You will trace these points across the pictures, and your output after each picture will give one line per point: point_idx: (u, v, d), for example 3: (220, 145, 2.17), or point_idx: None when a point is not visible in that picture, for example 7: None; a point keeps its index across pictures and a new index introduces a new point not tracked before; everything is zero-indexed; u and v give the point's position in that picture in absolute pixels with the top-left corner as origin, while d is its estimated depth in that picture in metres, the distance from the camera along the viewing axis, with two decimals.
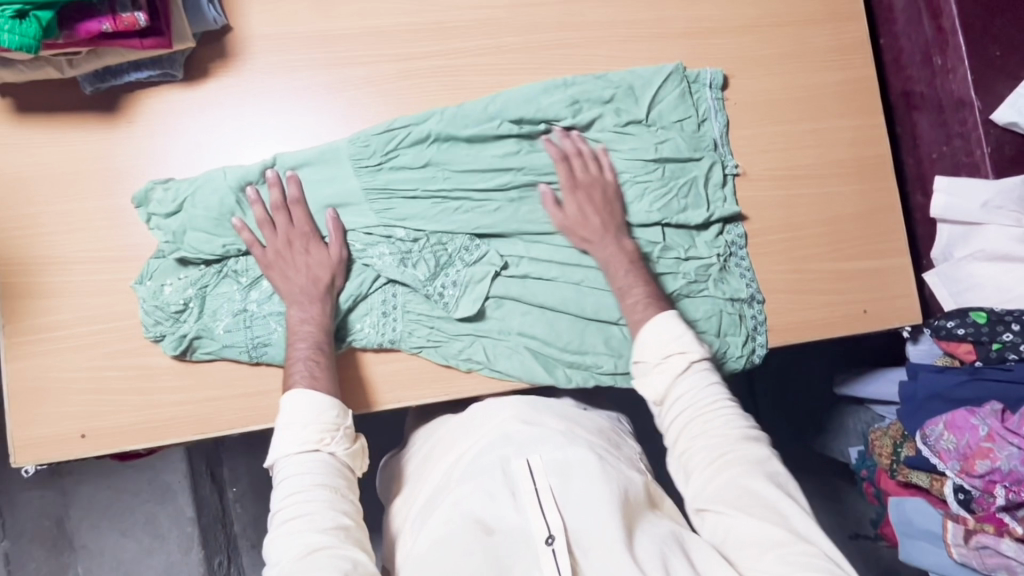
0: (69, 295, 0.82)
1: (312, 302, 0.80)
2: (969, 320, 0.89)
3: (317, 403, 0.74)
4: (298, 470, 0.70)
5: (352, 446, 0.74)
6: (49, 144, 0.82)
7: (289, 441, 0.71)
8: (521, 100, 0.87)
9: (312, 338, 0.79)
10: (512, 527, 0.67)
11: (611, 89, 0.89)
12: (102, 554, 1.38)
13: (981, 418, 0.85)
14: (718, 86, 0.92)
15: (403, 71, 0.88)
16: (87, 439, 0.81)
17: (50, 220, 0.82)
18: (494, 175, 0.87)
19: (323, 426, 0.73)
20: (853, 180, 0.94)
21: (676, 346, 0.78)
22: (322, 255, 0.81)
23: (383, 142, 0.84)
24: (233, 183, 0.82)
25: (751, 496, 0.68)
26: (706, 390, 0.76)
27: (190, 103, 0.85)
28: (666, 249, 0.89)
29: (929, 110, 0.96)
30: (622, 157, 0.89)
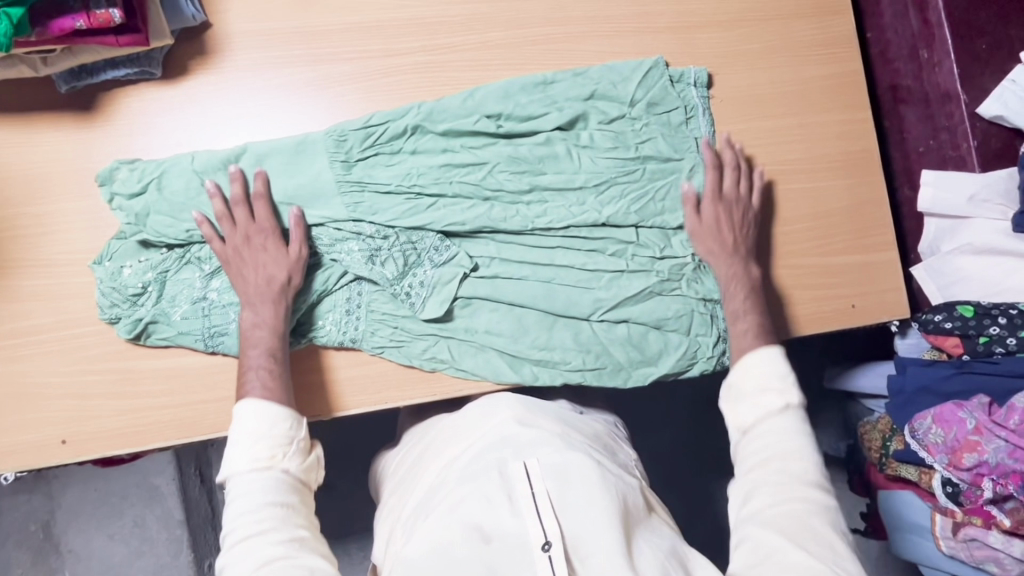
0: (47, 299, 0.80)
1: (268, 302, 0.78)
2: (956, 314, 0.89)
3: (268, 416, 0.72)
4: (253, 488, 0.68)
5: (307, 459, 0.73)
6: (24, 144, 0.81)
7: (240, 457, 0.70)
8: (500, 95, 0.86)
9: (266, 344, 0.77)
10: (506, 531, 0.67)
11: (591, 84, 0.88)
12: (90, 558, 1.36)
13: (968, 411, 0.86)
14: (704, 84, 0.91)
15: (387, 67, 0.87)
16: (68, 445, 0.79)
17: (26, 222, 0.80)
18: (468, 170, 0.86)
19: (276, 441, 0.72)
20: (840, 175, 0.94)
21: (775, 388, 0.76)
22: (281, 255, 0.79)
23: (359, 138, 0.83)
24: (200, 168, 0.81)
25: (816, 541, 0.65)
26: (794, 431, 0.74)
27: (168, 100, 0.83)
28: (641, 247, 0.88)
29: (915, 103, 0.96)
30: (600, 154, 0.88)
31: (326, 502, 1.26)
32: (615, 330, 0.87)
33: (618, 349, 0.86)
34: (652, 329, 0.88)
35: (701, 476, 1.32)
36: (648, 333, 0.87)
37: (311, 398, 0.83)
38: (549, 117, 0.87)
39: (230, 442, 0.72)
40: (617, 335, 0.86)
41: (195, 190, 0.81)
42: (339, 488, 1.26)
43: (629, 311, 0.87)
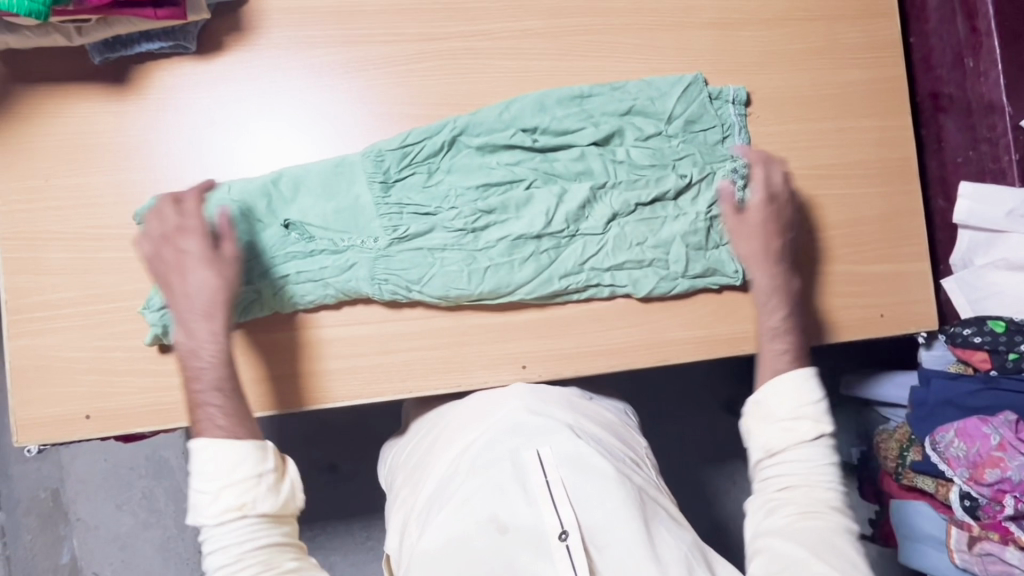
0: (73, 272, 0.79)
1: (204, 322, 0.72)
2: (987, 329, 0.89)
3: (228, 460, 0.67)
4: (229, 539, 0.65)
5: (279, 494, 0.68)
6: (54, 114, 0.79)
7: (208, 505, 0.66)
8: (536, 108, 0.85)
9: (212, 370, 0.71)
10: (523, 521, 0.67)
11: (628, 100, 0.87)
12: (98, 527, 1.37)
13: (993, 427, 0.86)
14: (741, 102, 0.89)
15: (423, 52, 0.85)
16: (92, 420, 0.79)
17: (54, 193, 0.79)
18: (506, 188, 0.85)
19: (243, 485, 0.67)
20: (876, 182, 0.93)
21: (810, 414, 0.74)
22: (213, 263, 0.73)
23: (396, 156, 0.83)
24: (239, 198, 0.80)
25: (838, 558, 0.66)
26: (820, 460, 0.73)
27: (203, 110, 0.82)
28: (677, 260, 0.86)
29: (955, 112, 0.95)
30: (638, 168, 0.87)
31: (331, 480, 1.34)
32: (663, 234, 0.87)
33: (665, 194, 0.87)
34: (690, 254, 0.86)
35: (705, 474, 1.37)
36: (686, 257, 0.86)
37: (335, 384, 0.82)
38: (584, 132, 0.86)
39: (194, 488, 0.67)
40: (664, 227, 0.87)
41: (237, 222, 0.80)
42: (343, 469, 1.34)
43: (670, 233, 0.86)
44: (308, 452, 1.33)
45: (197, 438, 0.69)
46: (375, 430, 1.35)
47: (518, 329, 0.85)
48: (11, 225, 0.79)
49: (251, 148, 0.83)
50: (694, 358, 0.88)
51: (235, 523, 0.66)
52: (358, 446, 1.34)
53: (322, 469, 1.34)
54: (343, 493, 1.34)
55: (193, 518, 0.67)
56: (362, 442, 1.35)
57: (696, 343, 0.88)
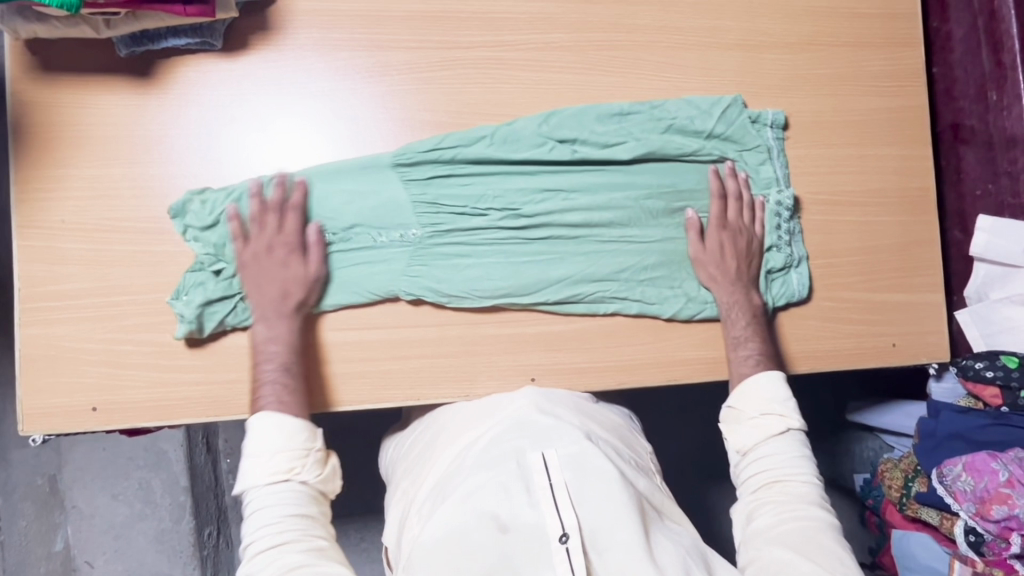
0: (87, 263, 0.79)
1: (285, 322, 0.78)
2: (999, 364, 0.88)
3: (284, 431, 0.73)
4: (273, 502, 0.70)
5: (324, 471, 0.74)
6: (77, 105, 0.79)
7: (258, 468, 0.71)
8: (576, 120, 0.86)
9: (278, 358, 0.77)
10: (525, 522, 0.66)
11: (668, 118, 0.87)
12: (93, 516, 1.37)
13: (1002, 463, 0.85)
14: (779, 126, 0.89)
15: (448, 60, 0.85)
16: (98, 412, 0.79)
17: (73, 183, 0.79)
18: (543, 196, 0.85)
19: (293, 454, 0.72)
20: (894, 211, 0.93)
21: (777, 408, 0.79)
22: (305, 268, 0.79)
23: (436, 159, 0.83)
24: (275, 194, 0.81)
25: (819, 550, 0.68)
26: (792, 454, 0.77)
27: (244, 107, 0.82)
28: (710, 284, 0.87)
29: (976, 145, 0.94)
30: (677, 187, 0.88)
31: None
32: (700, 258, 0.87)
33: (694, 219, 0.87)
34: None
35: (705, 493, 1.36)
36: None
37: (345, 388, 0.82)
38: (625, 147, 0.86)
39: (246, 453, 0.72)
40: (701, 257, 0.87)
41: (272, 218, 0.81)
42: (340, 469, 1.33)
43: None
44: None
45: (256, 412, 0.74)
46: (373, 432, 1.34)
47: (530, 342, 0.85)
48: (27, 213, 0.78)
49: (287, 146, 0.83)
50: (704, 379, 0.88)
51: (282, 488, 0.71)
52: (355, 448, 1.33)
53: None
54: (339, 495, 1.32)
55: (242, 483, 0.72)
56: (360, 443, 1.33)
57: (706, 364, 0.88)
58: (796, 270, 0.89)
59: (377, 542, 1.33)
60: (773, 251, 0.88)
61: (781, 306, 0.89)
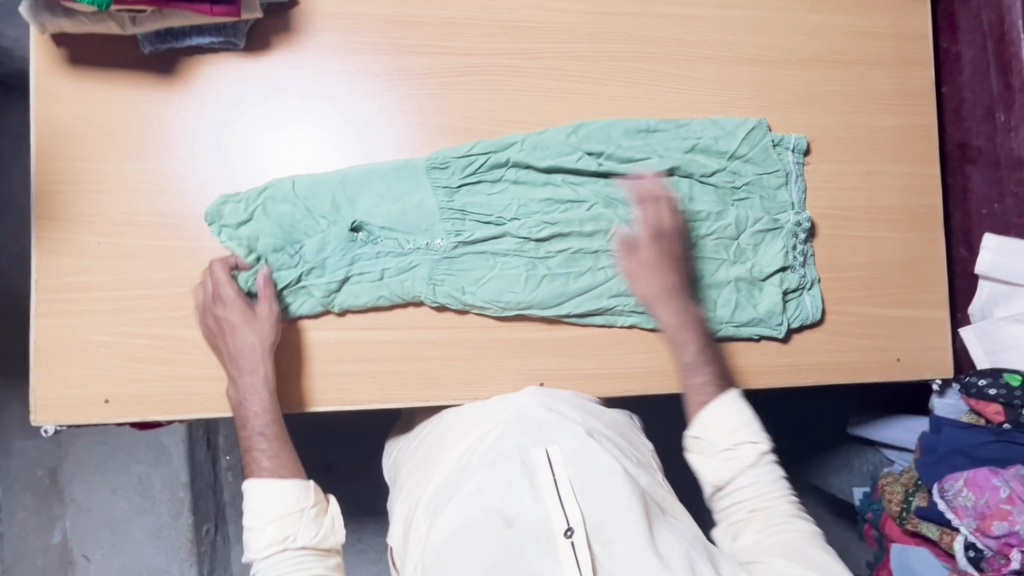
0: (105, 256, 0.80)
1: (251, 376, 0.77)
2: (1002, 381, 0.89)
3: (274, 495, 0.74)
4: (276, 569, 0.72)
5: (320, 526, 0.75)
6: (100, 100, 0.80)
7: (255, 541, 0.73)
8: (604, 135, 0.87)
9: (264, 413, 0.77)
10: (530, 516, 0.69)
11: (693, 137, 0.88)
12: (91, 510, 1.36)
13: (1004, 479, 0.86)
14: (801, 151, 0.91)
15: (467, 66, 0.86)
16: (110, 404, 0.79)
17: (92, 176, 0.80)
18: (568, 207, 0.87)
19: (286, 518, 0.74)
20: (901, 227, 0.94)
21: (746, 434, 0.77)
22: (255, 315, 0.77)
23: (465, 167, 0.85)
24: (304, 195, 0.82)
25: (809, 560, 0.69)
26: (769, 478, 0.76)
27: (274, 110, 0.83)
28: (727, 303, 0.87)
29: (983, 165, 0.96)
30: (697, 204, 0.88)
31: (327, 482, 1.33)
32: (718, 277, 0.88)
33: (714, 238, 0.88)
34: (741, 299, 0.88)
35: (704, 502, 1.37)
36: (738, 302, 0.87)
37: (355, 387, 0.83)
38: (650, 162, 0.87)
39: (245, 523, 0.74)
40: (719, 277, 0.88)
41: (302, 217, 0.82)
42: (339, 471, 1.33)
43: (725, 274, 0.88)
44: (305, 452, 1.32)
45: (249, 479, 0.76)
46: (373, 433, 1.34)
47: (540, 347, 0.86)
48: (46, 205, 0.79)
49: (314, 149, 0.84)
50: None
51: (280, 554, 0.73)
52: (355, 449, 1.33)
53: (317, 469, 1.32)
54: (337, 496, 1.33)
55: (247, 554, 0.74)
56: (360, 444, 1.34)
57: None
58: (809, 292, 0.90)
59: (373, 544, 1.33)
60: (789, 272, 0.89)
61: (796, 328, 0.90)
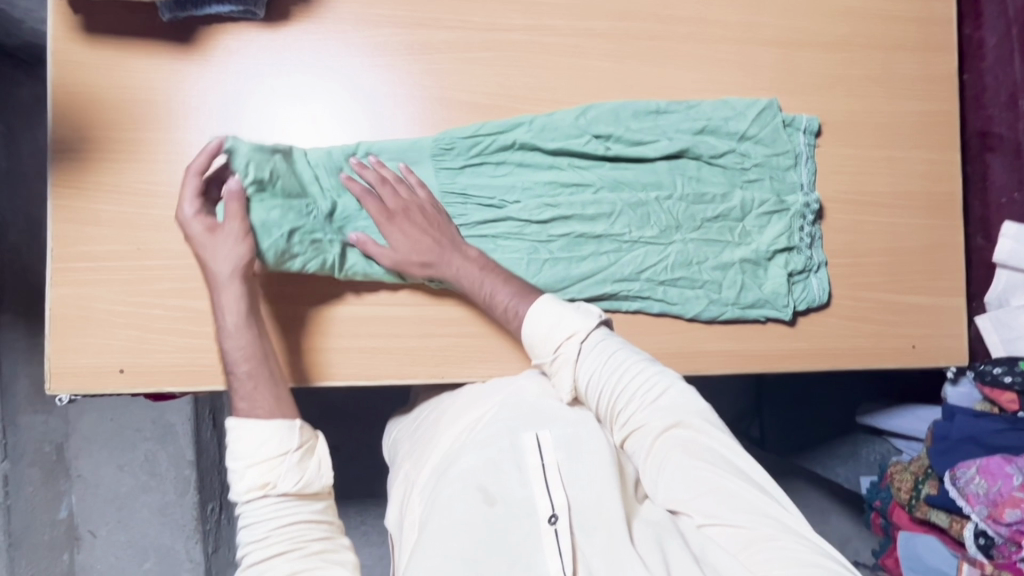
0: (121, 226, 0.79)
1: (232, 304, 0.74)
2: (1018, 370, 0.90)
3: (256, 437, 0.69)
4: (257, 515, 0.68)
5: (305, 471, 0.70)
6: (118, 67, 0.80)
7: (238, 482, 0.68)
8: (611, 116, 0.86)
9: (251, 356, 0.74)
10: (515, 499, 0.70)
11: (703, 119, 0.87)
12: (97, 485, 1.37)
13: (1016, 467, 0.86)
14: (812, 132, 0.90)
15: (488, 42, 0.86)
16: (125, 374, 0.79)
17: (109, 145, 0.79)
18: (572, 190, 0.86)
19: (267, 463, 0.69)
20: (920, 214, 0.93)
21: (563, 330, 0.76)
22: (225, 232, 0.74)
23: (471, 147, 0.84)
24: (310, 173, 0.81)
25: (704, 482, 0.67)
26: (632, 380, 0.72)
27: (287, 82, 0.83)
28: (734, 287, 0.87)
29: (1003, 153, 0.95)
30: (704, 187, 0.88)
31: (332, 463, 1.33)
32: (725, 260, 0.87)
33: (721, 221, 0.88)
34: (748, 283, 0.87)
35: None
36: (745, 286, 0.87)
37: (369, 362, 0.83)
38: (658, 145, 0.86)
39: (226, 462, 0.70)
40: (726, 260, 0.87)
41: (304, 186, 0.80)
42: (344, 452, 1.33)
43: (731, 257, 0.87)
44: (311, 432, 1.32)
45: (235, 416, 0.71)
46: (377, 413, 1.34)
47: None
48: (61, 172, 0.78)
49: (318, 125, 0.83)
50: (724, 372, 0.88)
51: (264, 500, 0.69)
52: (360, 431, 1.33)
53: None
54: (340, 476, 1.33)
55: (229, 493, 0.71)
56: (366, 426, 1.34)
57: (728, 356, 0.88)
58: (815, 274, 0.89)
59: (376, 526, 1.33)
60: (794, 253, 0.88)
61: (802, 310, 0.89)
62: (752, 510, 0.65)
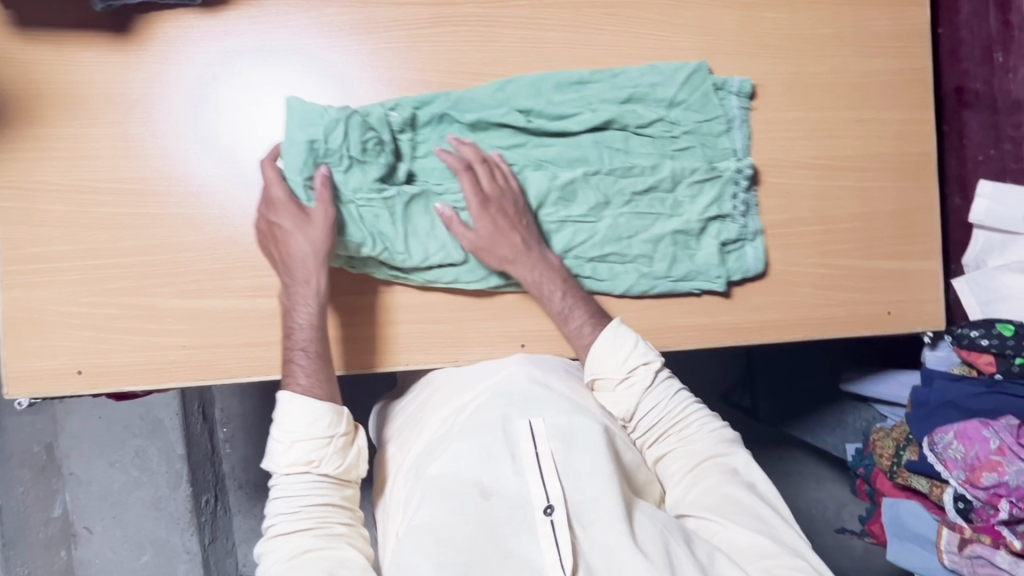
0: (69, 225, 0.78)
1: (304, 295, 0.76)
2: (995, 332, 0.87)
3: (309, 415, 0.73)
4: (295, 489, 0.73)
5: (346, 458, 0.75)
6: (54, 62, 0.77)
7: (281, 455, 0.73)
8: (531, 90, 0.83)
9: (308, 337, 0.76)
10: (510, 489, 0.70)
11: (629, 87, 0.84)
12: (91, 483, 1.37)
13: (994, 431, 0.85)
14: (745, 95, 0.86)
15: (438, 16, 0.83)
16: (84, 375, 0.78)
17: (52, 142, 0.77)
18: (496, 169, 0.84)
19: (315, 443, 0.73)
20: (893, 176, 0.91)
21: (638, 357, 0.79)
22: (308, 227, 0.75)
23: (398, 120, 0.81)
24: (241, 171, 0.80)
25: (738, 507, 0.72)
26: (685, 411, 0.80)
27: (234, 68, 0.80)
28: (667, 261, 0.85)
29: (979, 109, 0.92)
30: (634, 159, 0.85)
31: None
32: (655, 233, 0.85)
33: (652, 193, 0.85)
34: (682, 256, 0.85)
35: None
36: (678, 258, 0.85)
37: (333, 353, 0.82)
38: (581, 117, 0.84)
39: (273, 433, 0.73)
40: (655, 234, 0.85)
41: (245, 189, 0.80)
42: None
43: (663, 228, 0.85)
44: None
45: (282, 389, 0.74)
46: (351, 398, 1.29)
47: (511, 309, 0.85)
48: (6, 173, 0.77)
49: (250, 113, 0.80)
50: (695, 347, 0.87)
51: (303, 476, 0.73)
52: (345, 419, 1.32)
53: None
54: None
55: (268, 462, 0.74)
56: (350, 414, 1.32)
57: (697, 331, 0.87)
58: (752, 244, 0.87)
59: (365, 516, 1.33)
60: (728, 222, 0.86)
61: (738, 281, 0.87)
62: (773, 536, 0.70)
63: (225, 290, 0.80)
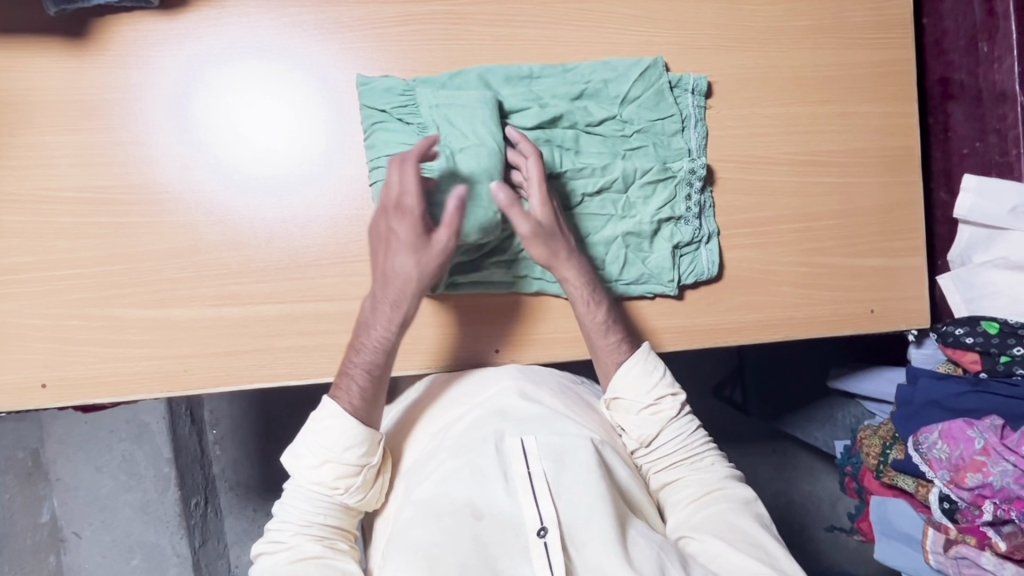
0: (30, 235, 0.76)
1: (387, 312, 0.75)
2: (979, 330, 0.86)
3: (347, 443, 0.71)
4: (310, 502, 0.72)
5: (367, 492, 0.73)
6: (9, 68, 0.75)
7: (306, 469, 0.71)
8: (479, 85, 0.81)
9: (369, 352, 0.74)
10: (503, 510, 0.69)
11: (580, 83, 0.82)
12: (78, 488, 1.36)
13: (978, 431, 0.83)
14: (700, 93, 0.84)
15: (405, 14, 0.80)
16: (48, 389, 0.77)
17: (10, 151, 0.76)
18: None
19: (345, 470, 0.71)
20: (875, 171, 0.89)
21: (663, 388, 0.80)
22: (423, 247, 0.74)
23: None
24: (206, 176, 0.78)
25: (739, 534, 0.71)
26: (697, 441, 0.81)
27: (196, 71, 0.78)
28: (616, 263, 0.83)
29: (964, 100, 0.90)
30: (585, 159, 0.83)
31: None
32: (605, 235, 0.83)
33: (603, 194, 0.83)
34: (631, 258, 0.83)
35: None
36: (626, 261, 0.83)
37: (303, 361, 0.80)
38: (529, 113, 0.81)
39: (308, 445, 0.72)
40: (605, 236, 0.83)
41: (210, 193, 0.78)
42: None
43: (613, 230, 0.83)
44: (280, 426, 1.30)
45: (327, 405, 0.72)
46: None
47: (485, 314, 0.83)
48: None
49: (213, 117, 0.78)
50: (674, 349, 0.85)
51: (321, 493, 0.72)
52: None
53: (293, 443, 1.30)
54: None
55: (293, 461, 0.72)
56: None
57: (675, 333, 0.85)
58: (706, 246, 0.84)
59: None
60: (680, 224, 0.84)
61: (691, 284, 0.85)
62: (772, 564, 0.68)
63: (191, 299, 0.78)
